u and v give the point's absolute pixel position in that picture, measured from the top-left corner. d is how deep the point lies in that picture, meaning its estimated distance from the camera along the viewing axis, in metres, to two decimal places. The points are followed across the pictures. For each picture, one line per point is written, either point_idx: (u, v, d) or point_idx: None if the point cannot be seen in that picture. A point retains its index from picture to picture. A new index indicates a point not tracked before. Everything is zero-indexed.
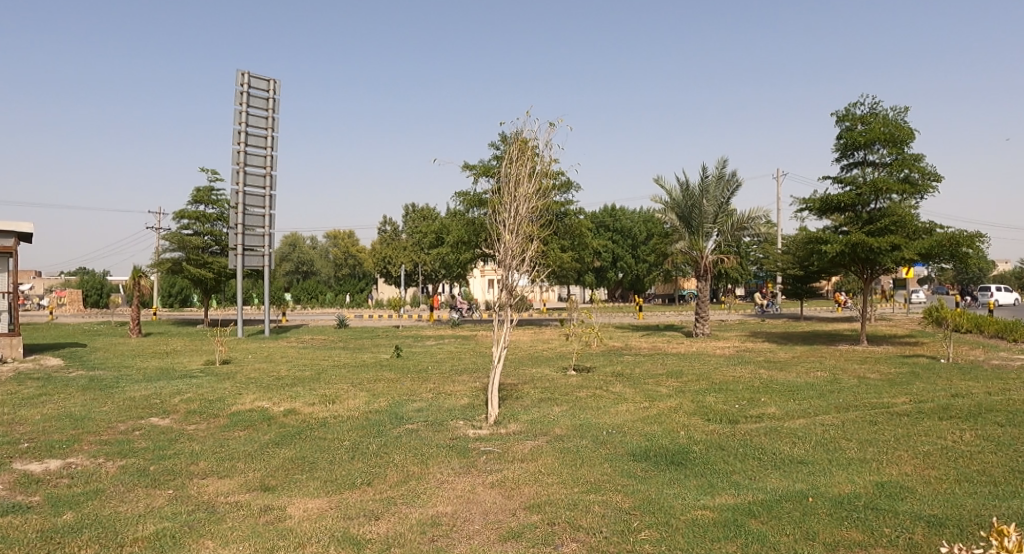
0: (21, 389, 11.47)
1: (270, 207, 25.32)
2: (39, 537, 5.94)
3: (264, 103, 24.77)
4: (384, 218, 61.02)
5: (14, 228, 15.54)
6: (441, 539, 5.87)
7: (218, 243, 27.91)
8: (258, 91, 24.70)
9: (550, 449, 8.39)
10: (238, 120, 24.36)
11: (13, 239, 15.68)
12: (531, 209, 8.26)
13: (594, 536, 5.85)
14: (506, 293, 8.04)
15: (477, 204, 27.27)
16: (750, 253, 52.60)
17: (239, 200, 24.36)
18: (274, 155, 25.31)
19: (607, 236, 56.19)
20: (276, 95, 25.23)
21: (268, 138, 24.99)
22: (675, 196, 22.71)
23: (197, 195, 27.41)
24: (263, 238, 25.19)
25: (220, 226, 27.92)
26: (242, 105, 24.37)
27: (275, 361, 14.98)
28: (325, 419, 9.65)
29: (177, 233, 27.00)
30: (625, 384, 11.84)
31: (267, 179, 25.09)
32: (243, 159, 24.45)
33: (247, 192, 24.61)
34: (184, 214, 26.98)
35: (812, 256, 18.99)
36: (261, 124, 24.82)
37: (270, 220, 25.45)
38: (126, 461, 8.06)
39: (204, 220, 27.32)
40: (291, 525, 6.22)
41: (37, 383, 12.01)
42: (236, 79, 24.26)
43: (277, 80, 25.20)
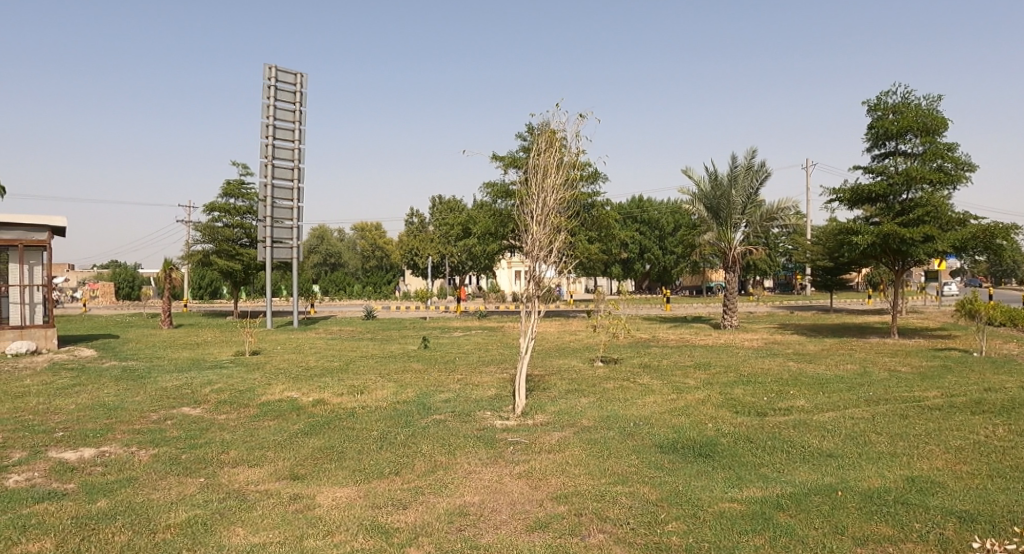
0: (56, 379, 11.68)
1: (297, 199, 25.42)
2: (74, 523, 6.09)
3: (291, 96, 24.91)
4: (410, 210, 60.83)
5: (47, 221, 15.77)
6: (467, 529, 5.93)
7: (248, 236, 28.07)
8: (286, 85, 24.84)
9: (577, 440, 8.35)
10: (267, 113, 24.53)
11: (47, 233, 15.90)
12: (559, 201, 8.19)
13: (621, 527, 5.85)
14: (533, 285, 7.99)
15: (504, 196, 27.26)
16: (780, 245, 51.84)
17: (267, 192, 24.50)
18: (301, 148, 25.43)
19: (635, 227, 55.89)
20: (303, 88, 25.33)
21: (295, 132, 25.12)
22: (703, 187, 22.43)
23: (227, 188, 27.71)
24: (292, 230, 25.34)
25: (250, 219, 28.16)
26: (269, 99, 24.54)
27: (302, 352, 15.08)
28: (352, 409, 9.68)
29: (208, 226, 27.38)
30: (653, 376, 11.72)
31: (295, 172, 25.20)
32: (271, 153, 24.62)
33: (275, 185, 24.74)
34: (214, 206, 27.25)
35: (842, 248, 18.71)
36: (289, 117, 24.95)
37: (298, 212, 25.53)
38: (158, 449, 8.21)
39: (234, 212, 27.62)
40: (320, 514, 6.30)
41: (72, 373, 12.22)
42: (264, 74, 24.44)
43: (305, 74, 25.32)
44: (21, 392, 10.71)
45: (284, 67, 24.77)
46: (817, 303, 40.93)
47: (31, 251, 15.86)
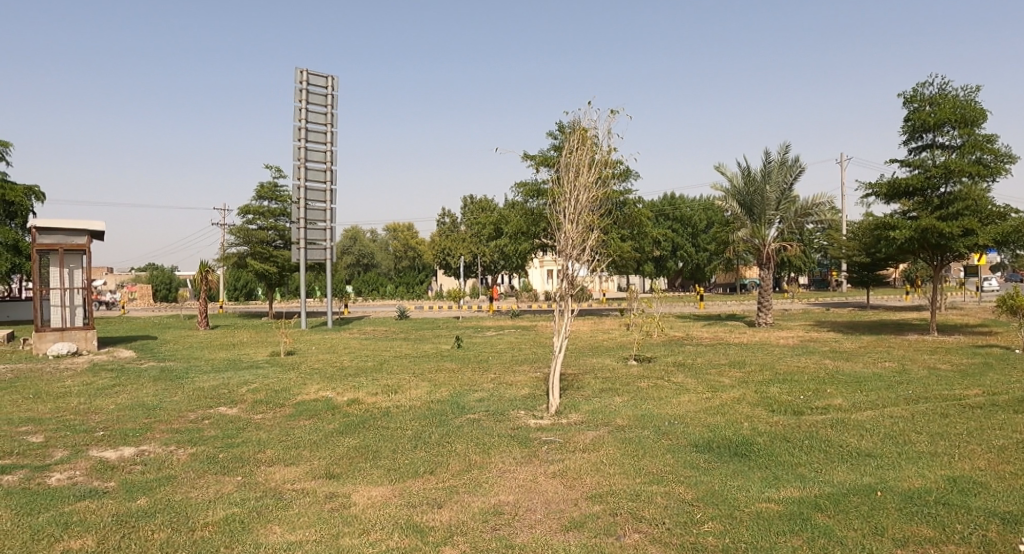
0: (97, 380, 11.92)
1: (330, 201, 25.65)
2: (114, 521, 6.20)
3: (323, 99, 25.17)
4: (442, 210, 61.21)
5: (86, 225, 16.11)
6: (503, 528, 5.91)
7: (281, 237, 28.44)
8: (317, 88, 25.11)
9: (612, 439, 8.29)
10: (299, 116, 24.81)
11: (86, 237, 16.28)
12: (592, 199, 8.15)
13: (657, 527, 5.78)
14: (566, 284, 7.96)
15: (536, 195, 27.26)
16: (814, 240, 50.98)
17: (301, 195, 24.75)
18: (334, 150, 25.65)
19: (667, 224, 55.48)
20: (335, 91, 25.58)
21: (327, 134, 25.36)
22: (736, 183, 22.26)
23: (261, 191, 28.06)
24: (325, 232, 25.56)
25: (284, 221, 28.44)
26: (302, 102, 24.81)
27: (337, 352, 15.20)
28: (386, 409, 9.72)
29: (243, 228, 27.78)
30: (687, 375, 11.61)
31: (327, 174, 25.44)
32: (304, 155, 24.88)
33: (308, 187, 25.01)
34: (249, 209, 27.61)
35: (879, 243, 18.35)
36: (320, 119, 25.21)
37: (331, 214, 25.77)
38: (196, 448, 8.32)
39: (268, 215, 27.97)
40: (355, 512, 6.33)
41: (112, 374, 12.47)
42: (296, 77, 24.74)
43: (336, 77, 25.57)
44: (63, 393, 10.96)
45: (316, 70, 25.04)
46: (852, 300, 40.19)
47: (70, 254, 16.31)
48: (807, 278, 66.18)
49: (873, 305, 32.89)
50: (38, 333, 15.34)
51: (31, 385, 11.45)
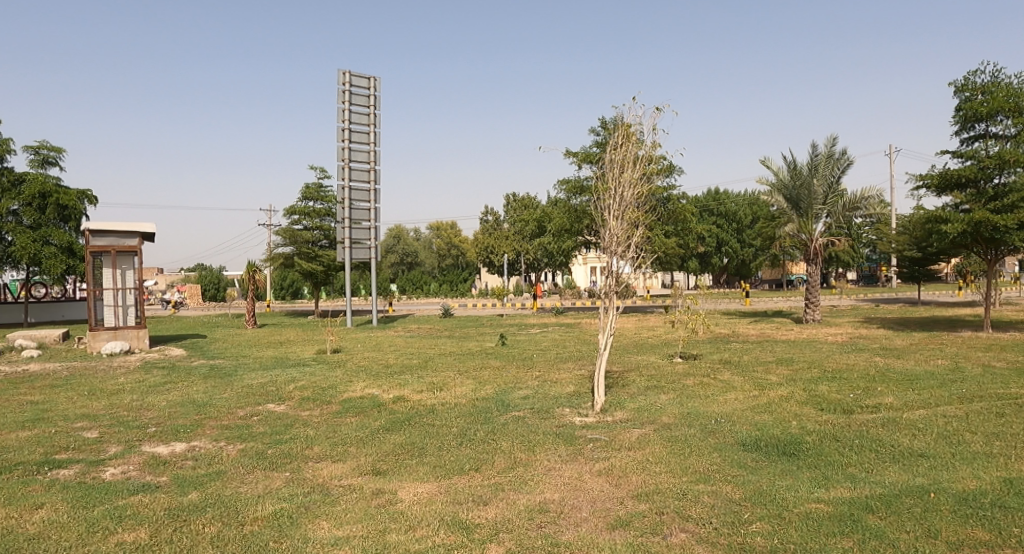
0: (149, 377, 12.26)
1: (374, 201, 25.95)
2: (167, 515, 6.35)
3: (365, 100, 25.47)
4: (485, 209, 61.69)
5: (137, 227, 16.50)
6: (549, 526, 5.90)
7: (327, 237, 28.95)
8: (360, 89, 25.41)
9: (657, 437, 8.22)
10: (343, 117, 25.14)
11: (137, 239, 16.68)
12: (637, 195, 8.12)
13: (704, 527, 5.71)
14: (611, 280, 7.95)
15: (579, 191, 27.20)
16: (861, 235, 49.78)
17: (345, 195, 25.09)
18: (377, 150, 25.93)
19: (711, 220, 54.87)
20: (377, 92, 25.86)
21: (370, 135, 25.66)
22: (782, 177, 21.86)
23: (306, 192, 28.52)
24: (369, 231, 25.85)
25: (328, 221, 28.89)
26: (345, 103, 25.12)
27: (383, 350, 15.36)
28: (432, 406, 9.79)
29: (289, 229, 28.26)
30: (733, 372, 11.46)
31: (371, 174, 25.74)
32: (348, 156, 25.20)
33: (353, 187, 25.34)
34: (295, 209, 28.09)
35: (932, 237, 17.85)
36: (363, 120, 25.51)
37: (375, 213, 26.06)
38: (245, 445, 8.48)
39: (313, 215, 28.41)
40: (402, 509, 6.39)
41: (163, 371, 12.81)
42: (338, 79, 25.06)
43: (377, 78, 25.88)
44: (116, 390, 11.28)
45: (358, 71, 25.33)
46: (900, 296, 39.12)
47: (122, 256, 16.76)
48: (855, 273, 64.63)
49: (924, 301, 31.96)
50: (92, 332, 15.90)
51: (86, 383, 11.83)
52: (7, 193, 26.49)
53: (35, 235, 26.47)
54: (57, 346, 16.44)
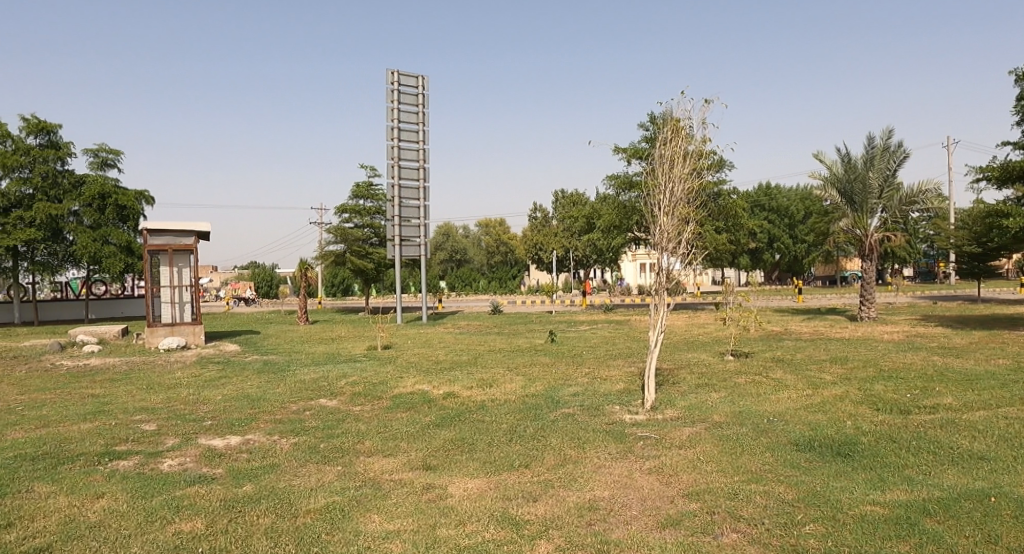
0: (205, 372, 12.63)
1: (424, 199, 26.23)
2: (222, 506, 6.53)
3: (414, 99, 25.73)
4: (534, 206, 61.92)
5: (193, 226, 17.02)
6: (599, 524, 5.90)
7: (377, 235, 29.38)
8: (409, 88, 25.69)
9: (709, 436, 8.15)
10: (392, 116, 25.44)
11: (193, 237, 17.22)
12: (687, 190, 8.07)
13: (757, 528, 5.64)
14: (662, 277, 7.93)
15: (628, 187, 27.07)
16: (919, 230, 48.24)
17: (396, 193, 25.42)
18: (426, 149, 26.19)
19: (763, 216, 54.04)
20: (426, 91, 26.12)
21: (419, 133, 25.91)
22: (836, 172, 21.39)
23: (357, 191, 28.99)
24: (419, 229, 26.13)
25: (379, 219, 29.37)
26: (394, 102, 25.41)
27: (433, 346, 15.51)
28: (482, 402, 9.86)
29: (340, 227, 28.75)
30: (786, 371, 11.29)
31: (420, 172, 26.02)
32: (398, 154, 25.50)
33: (403, 185, 25.66)
34: (346, 207, 28.56)
35: (993, 231, 17.23)
36: (413, 119, 25.79)
37: (425, 211, 26.31)
38: (298, 439, 8.65)
39: (364, 213, 28.89)
40: (452, 504, 6.45)
41: (218, 366, 13.18)
42: (387, 78, 25.35)
43: (426, 76, 26.11)
44: (174, 384, 11.65)
45: (407, 70, 25.60)
46: (957, 293, 37.85)
47: (178, 255, 17.27)
48: (912, 269, 62.67)
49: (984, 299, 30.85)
50: (150, 328, 16.37)
51: (145, 377, 12.24)
52: (70, 194, 27.51)
53: (96, 234, 27.45)
54: (117, 341, 17.03)
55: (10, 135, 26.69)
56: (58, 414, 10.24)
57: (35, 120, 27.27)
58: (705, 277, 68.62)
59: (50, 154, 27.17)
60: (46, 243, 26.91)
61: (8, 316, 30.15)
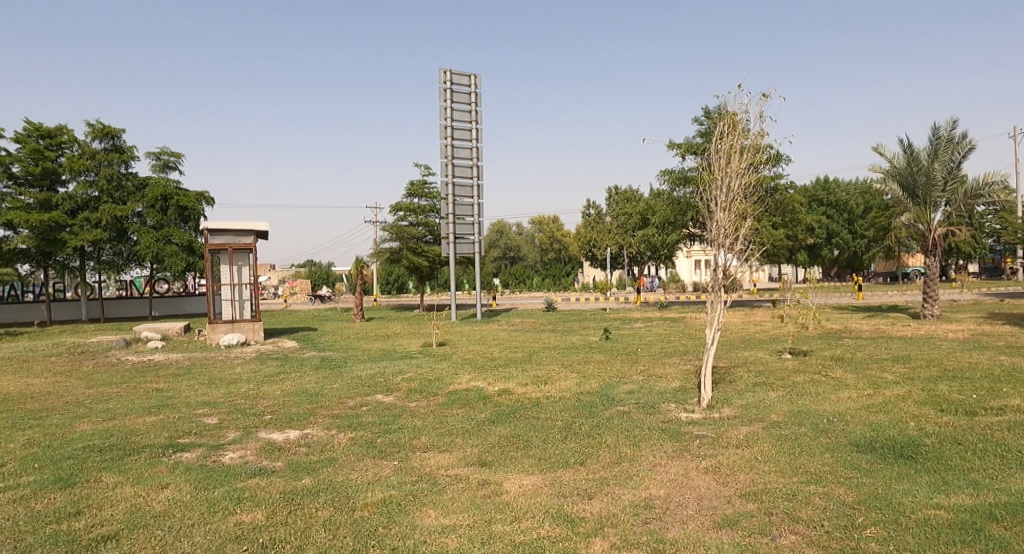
0: (265, 367, 13.02)
1: (477, 196, 26.43)
2: (283, 498, 6.74)
3: (466, 97, 25.94)
4: (587, 202, 61.15)
5: (251, 226, 17.52)
6: (654, 522, 5.90)
7: (431, 233, 29.70)
8: (461, 87, 25.91)
9: (766, 436, 8.05)
10: (445, 115, 25.68)
11: (252, 236, 17.72)
12: (744, 185, 7.98)
13: (814, 530, 5.57)
14: (718, 274, 7.87)
15: (683, 182, 26.86)
16: (986, 224, 46.26)
17: (449, 191, 25.69)
18: (479, 146, 26.38)
19: (820, 211, 52.74)
20: (478, 89, 26.30)
21: (472, 131, 26.13)
22: (898, 164, 20.85)
23: (412, 189, 29.41)
24: (473, 226, 26.36)
25: (433, 217, 29.74)
26: (447, 101, 25.65)
27: (488, 343, 15.63)
28: (537, 399, 9.92)
29: (395, 225, 29.22)
30: (846, 370, 11.07)
31: (473, 170, 26.24)
32: (451, 152, 25.75)
33: (456, 183, 25.91)
34: (401, 206, 28.98)
35: None
36: (465, 117, 26.00)
37: (478, 209, 26.50)
38: (355, 433, 8.86)
39: (419, 211, 29.29)
40: (507, 500, 6.53)
41: (277, 362, 13.56)
42: (440, 77, 25.59)
43: (478, 75, 26.28)
44: (235, 379, 12.05)
45: (459, 69, 25.82)
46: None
47: (238, 253, 17.79)
48: (981, 265, 60.04)
49: None
50: (212, 324, 16.97)
51: (207, 372, 12.70)
52: (133, 196, 28.56)
53: (158, 234, 28.42)
54: (179, 337, 17.67)
55: (77, 140, 27.85)
56: (125, 407, 10.70)
57: (100, 125, 28.38)
58: (762, 275, 67.35)
59: (115, 157, 28.22)
60: (111, 243, 28.01)
61: (76, 313, 31.49)
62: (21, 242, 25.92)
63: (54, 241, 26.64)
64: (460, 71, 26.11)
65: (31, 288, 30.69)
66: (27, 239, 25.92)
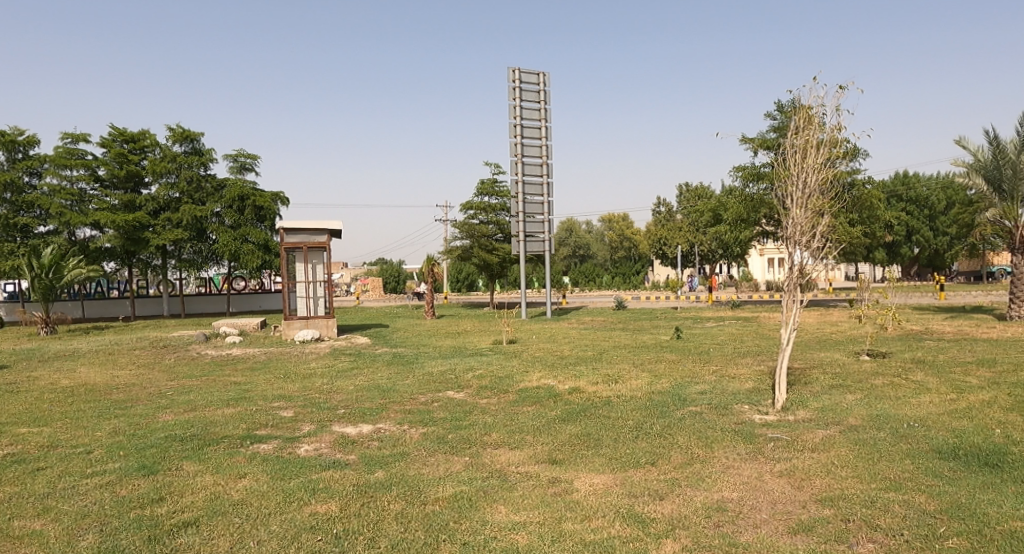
0: (338, 362, 13.45)
1: (547, 195, 26.48)
2: (356, 490, 6.95)
3: (535, 96, 26.05)
4: (657, 200, 60.75)
5: (324, 225, 18.05)
6: (727, 526, 5.82)
7: (502, 231, 29.96)
8: (529, 85, 26.03)
9: (843, 440, 7.82)
10: (514, 114, 25.83)
11: (325, 235, 18.25)
12: (821, 181, 7.78)
13: (894, 539, 5.39)
14: (794, 272, 7.70)
15: (755, 179, 26.27)
16: None
17: (519, 189, 25.87)
18: (548, 145, 26.44)
19: (900, 207, 50.83)
20: (546, 87, 26.37)
21: (542, 129, 26.22)
22: (982, 158, 19.86)
23: (482, 187, 29.72)
24: (543, 224, 26.40)
25: (503, 215, 29.96)
26: (516, 100, 25.81)
27: (558, 341, 15.71)
28: (608, 398, 9.91)
29: (467, 223, 29.60)
30: (928, 372, 10.65)
31: (543, 168, 26.33)
32: (521, 151, 25.91)
33: (526, 181, 26.04)
34: (473, 204, 29.36)
35: None
36: (534, 115, 26.10)
37: (548, 207, 26.58)
38: (426, 429, 9.05)
39: (490, 210, 29.56)
40: (578, 498, 6.56)
41: (350, 357, 13.97)
42: (509, 76, 25.78)
43: (546, 73, 26.34)
44: (311, 373, 12.49)
45: (527, 68, 25.92)
46: None
47: (313, 251, 18.34)
48: None
49: None
50: (288, 320, 17.45)
51: (283, 366, 13.21)
52: (213, 197, 29.88)
53: (235, 234, 29.64)
54: (256, 333, 18.38)
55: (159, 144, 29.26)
56: (205, 398, 11.22)
57: (181, 129, 29.74)
58: (837, 274, 65.36)
59: (195, 160, 29.56)
60: (192, 242, 29.38)
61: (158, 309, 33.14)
62: (108, 241, 27.49)
63: (139, 241, 28.12)
64: (528, 70, 26.23)
65: (117, 285, 32.42)
66: (114, 238, 27.46)
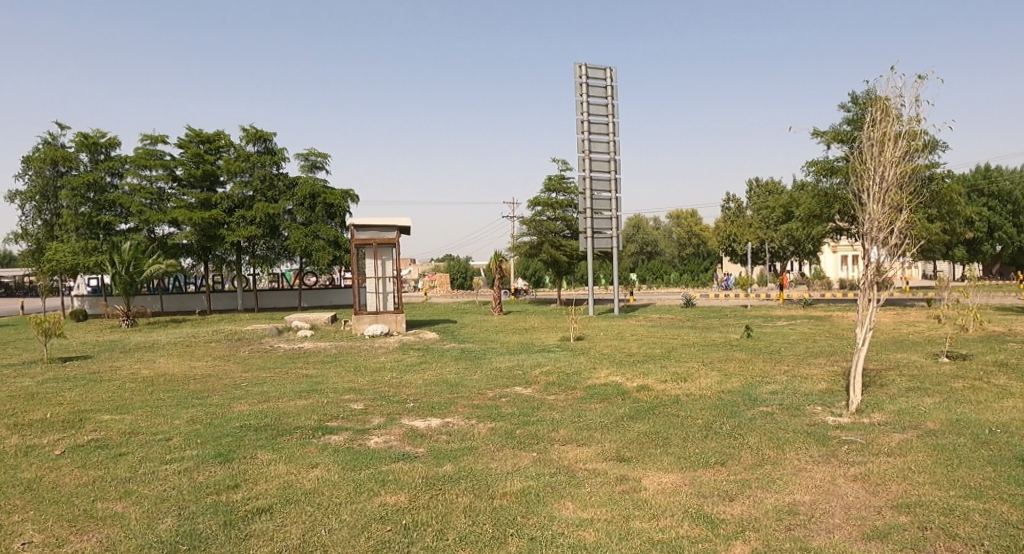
0: (407, 357, 13.79)
1: (615, 191, 26.36)
2: (425, 483, 7.15)
3: (602, 91, 25.94)
4: (726, 196, 59.68)
5: (394, 221, 18.49)
6: (798, 529, 5.75)
7: (569, 227, 30.00)
8: (596, 81, 25.94)
9: (922, 444, 7.57)
10: (581, 110, 25.79)
11: (394, 232, 18.60)
12: (900, 175, 7.53)
13: (974, 549, 5.21)
14: (871, 270, 7.51)
15: (829, 173, 25.50)
16: None
17: (587, 185, 25.87)
18: (617, 140, 26.30)
19: (981, 201, 48.54)
20: (613, 82, 26.22)
21: (609, 124, 26.11)
22: None
23: (550, 183, 29.84)
24: (611, 221, 26.22)
25: (570, 212, 29.99)
26: (583, 96, 25.77)
27: (625, 339, 15.67)
28: (677, 396, 9.86)
29: (534, 219, 29.80)
30: (1014, 376, 10.16)
31: (611, 164, 26.21)
32: (588, 147, 25.88)
33: (593, 177, 26.01)
34: (541, 200, 29.55)
35: None
36: (601, 111, 26.01)
37: (616, 203, 26.45)
38: (494, 424, 9.21)
39: (557, 206, 29.64)
40: (646, 497, 6.58)
41: (419, 352, 14.31)
42: (575, 72, 25.75)
43: (613, 68, 26.19)
44: (381, 367, 12.88)
45: (594, 64, 25.83)
46: None
47: (383, 248, 18.74)
48: None
49: None
50: (358, 315, 18.11)
51: (354, 360, 13.65)
52: (285, 195, 30.98)
53: (307, 230, 30.68)
54: (327, 327, 19.04)
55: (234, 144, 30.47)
56: (279, 390, 11.70)
57: (255, 130, 30.89)
58: (914, 272, 62.79)
59: (267, 159, 30.67)
60: (264, 239, 30.54)
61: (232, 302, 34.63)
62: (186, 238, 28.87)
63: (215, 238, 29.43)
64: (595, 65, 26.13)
65: (193, 280, 34.00)
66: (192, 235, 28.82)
